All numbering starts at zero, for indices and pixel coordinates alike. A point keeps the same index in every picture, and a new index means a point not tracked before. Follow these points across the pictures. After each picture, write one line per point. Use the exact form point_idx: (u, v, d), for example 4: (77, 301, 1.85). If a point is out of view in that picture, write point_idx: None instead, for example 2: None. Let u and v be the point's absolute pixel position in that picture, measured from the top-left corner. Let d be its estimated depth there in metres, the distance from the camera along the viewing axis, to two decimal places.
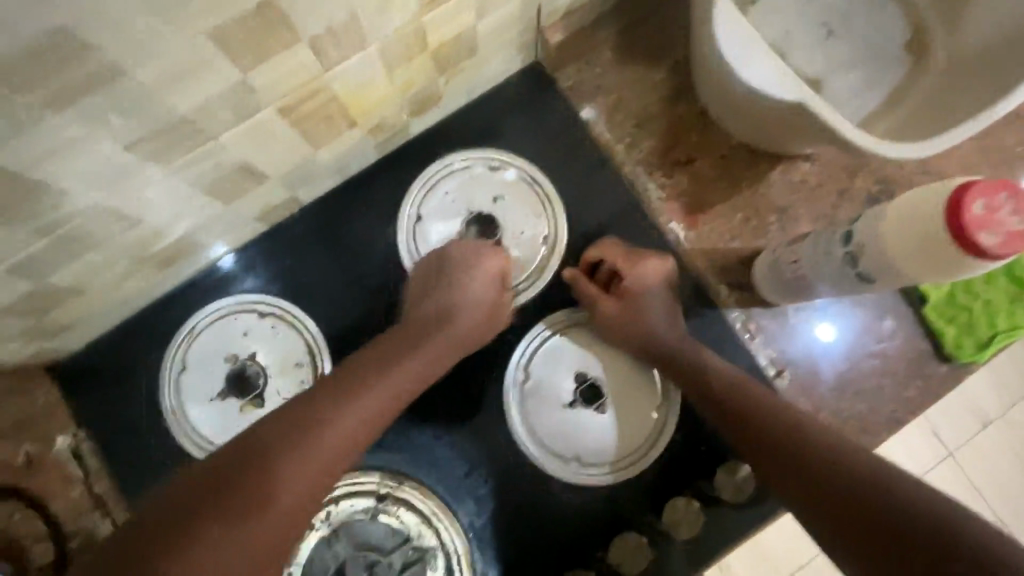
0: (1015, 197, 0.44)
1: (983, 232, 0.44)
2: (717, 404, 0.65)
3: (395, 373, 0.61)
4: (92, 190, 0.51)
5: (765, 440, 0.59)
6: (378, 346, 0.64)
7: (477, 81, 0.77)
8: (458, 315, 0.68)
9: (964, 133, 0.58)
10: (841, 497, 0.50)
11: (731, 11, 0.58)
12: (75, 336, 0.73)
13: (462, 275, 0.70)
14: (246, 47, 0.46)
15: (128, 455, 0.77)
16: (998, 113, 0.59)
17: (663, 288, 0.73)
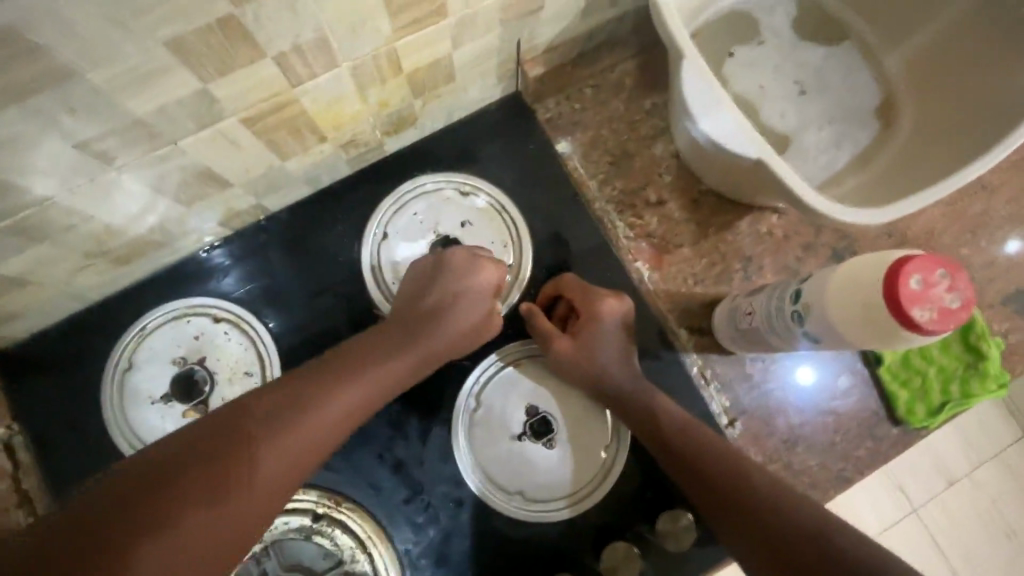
0: (951, 275, 0.45)
1: (918, 307, 0.45)
2: (669, 450, 0.65)
3: (378, 377, 0.59)
4: (40, 184, 0.50)
5: (715, 491, 0.60)
6: (366, 341, 0.62)
7: (456, 105, 0.78)
8: (438, 322, 0.65)
9: (914, 203, 0.60)
10: (789, 553, 0.51)
11: (699, 65, 0.59)
12: (20, 327, 0.71)
13: (455, 283, 0.67)
14: (208, 59, 0.47)
15: (64, 453, 0.74)
16: (949, 186, 0.60)
17: (619, 326, 0.72)
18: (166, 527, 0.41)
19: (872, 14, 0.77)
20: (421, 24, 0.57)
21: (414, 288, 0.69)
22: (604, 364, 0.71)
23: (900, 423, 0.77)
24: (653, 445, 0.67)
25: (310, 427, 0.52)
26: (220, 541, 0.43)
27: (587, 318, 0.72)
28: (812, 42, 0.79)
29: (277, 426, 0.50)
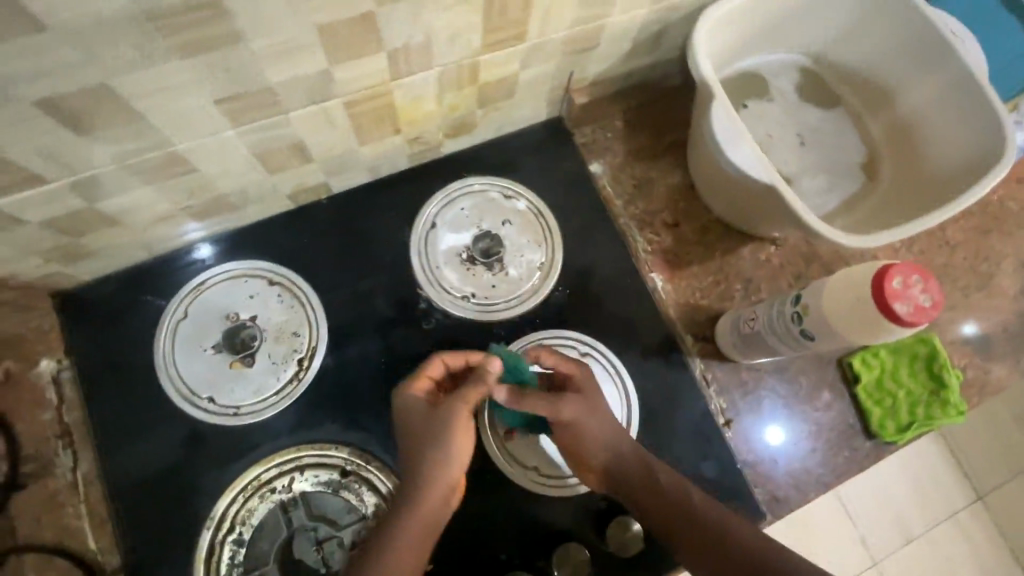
0: (923, 280, 0.56)
1: (899, 302, 0.56)
2: (656, 518, 0.67)
3: (442, 465, 0.64)
4: (172, 131, 0.58)
5: (709, 554, 0.63)
6: (417, 442, 0.65)
7: (508, 120, 0.89)
8: (436, 448, 0.64)
9: (886, 237, 0.73)
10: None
11: (726, 104, 0.71)
12: (91, 267, 0.77)
13: (420, 404, 0.68)
14: (341, 45, 0.56)
15: (104, 391, 0.77)
16: (913, 228, 0.74)
17: (592, 414, 0.68)
18: None
19: (863, 87, 0.92)
20: (502, 45, 0.68)
21: (402, 428, 0.68)
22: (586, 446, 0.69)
23: (872, 436, 0.87)
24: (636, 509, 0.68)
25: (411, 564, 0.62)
26: None
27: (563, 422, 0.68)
28: (811, 104, 0.94)
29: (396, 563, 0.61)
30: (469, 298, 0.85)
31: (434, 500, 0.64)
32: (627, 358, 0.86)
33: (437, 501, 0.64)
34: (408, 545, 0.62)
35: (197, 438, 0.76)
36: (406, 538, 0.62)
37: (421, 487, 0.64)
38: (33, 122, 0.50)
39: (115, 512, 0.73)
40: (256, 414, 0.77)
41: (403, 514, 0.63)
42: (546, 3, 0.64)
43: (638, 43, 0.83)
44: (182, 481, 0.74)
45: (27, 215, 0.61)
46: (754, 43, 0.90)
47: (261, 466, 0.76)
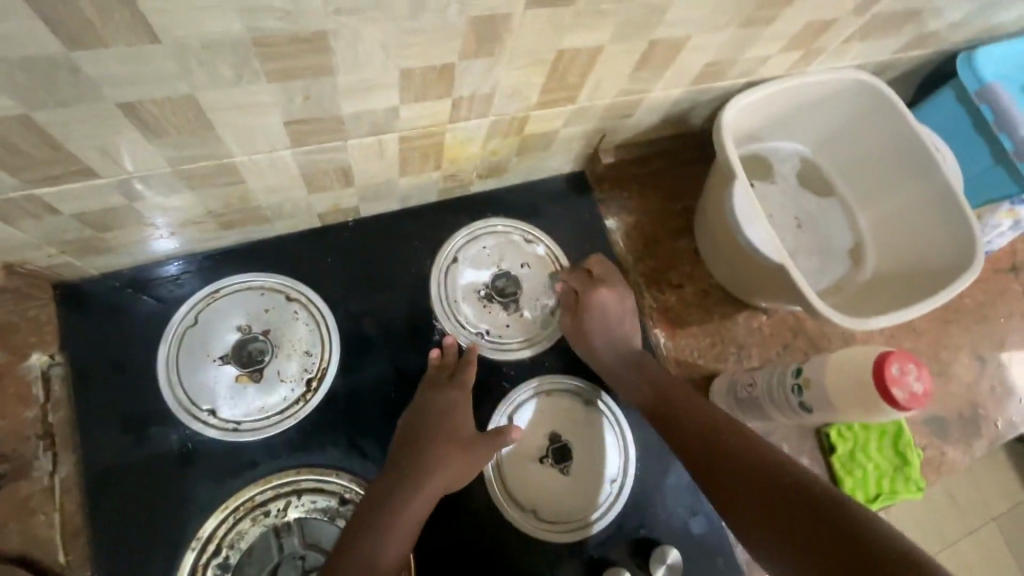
0: (917, 370, 0.64)
1: (897, 388, 0.62)
2: (690, 436, 0.73)
3: (460, 461, 0.74)
4: (236, 144, 0.59)
5: (737, 479, 0.66)
6: (443, 430, 0.75)
7: (537, 169, 0.93)
8: (459, 445, 0.75)
9: (873, 323, 0.80)
10: (806, 507, 0.59)
11: (745, 186, 0.78)
12: (104, 262, 0.75)
13: (446, 407, 0.77)
14: (417, 87, 0.60)
15: (105, 393, 0.75)
16: (896, 319, 0.82)
17: (616, 299, 0.86)
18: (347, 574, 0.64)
19: (853, 183, 1.02)
20: (553, 104, 0.73)
21: (422, 421, 0.76)
22: (611, 319, 0.85)
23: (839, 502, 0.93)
24: (665, 411, 0.77)
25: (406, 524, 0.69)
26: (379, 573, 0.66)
27: (591, 297, 0.86)
28: (807, 191, 1.03)
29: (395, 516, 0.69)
30: (483, 335, 0.87)
31: (437, 490, 0.72)
32: (629, 410, 0.88)
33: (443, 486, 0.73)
34: (412, 511, 0.70)
35: (192, 451, 0.74)
36: (412, 504, 0.70)
37: (431, 477, 0.72)
38: (109, 122, 0.50)
39: (93, 522, 0.71)
40: (258, 431, 0.76)
41: (408, 500, 0.70)
42: (600, 75, 0.70)
43: (666, 116, 0.89)
44: (174, 494, 0.73)
45: (63, 206, 0.60)
46: (764, 131, 0.99)
47: (257, 487, 0.74)
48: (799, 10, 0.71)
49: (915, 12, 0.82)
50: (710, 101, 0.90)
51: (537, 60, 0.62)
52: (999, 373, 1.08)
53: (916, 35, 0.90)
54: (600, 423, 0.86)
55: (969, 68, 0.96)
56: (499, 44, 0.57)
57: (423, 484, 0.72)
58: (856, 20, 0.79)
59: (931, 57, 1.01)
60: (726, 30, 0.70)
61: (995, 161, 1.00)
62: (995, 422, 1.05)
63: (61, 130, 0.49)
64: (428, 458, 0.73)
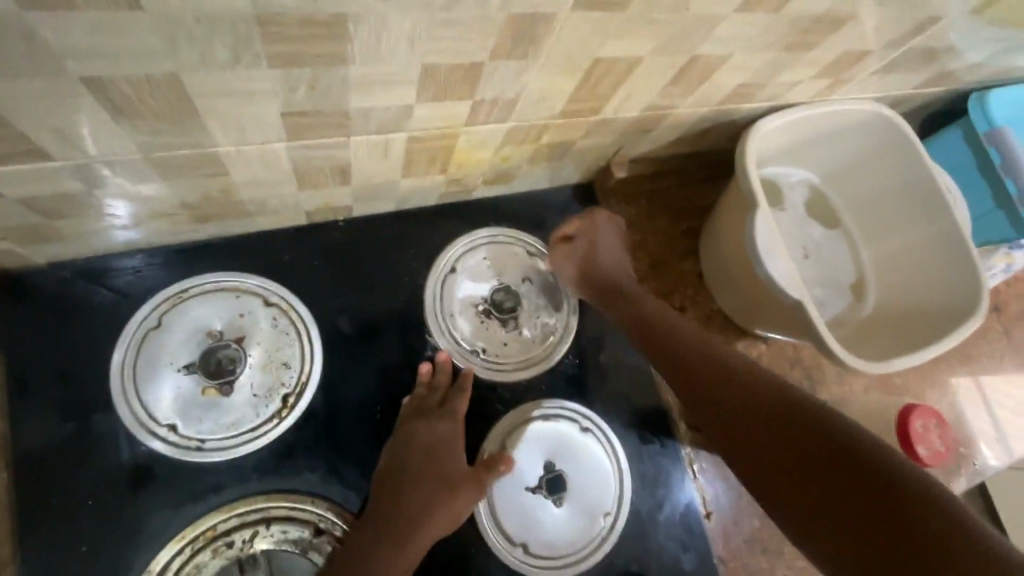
0: (924, 422, 0.78)
1: (918, 447, 0.77)
2: (705, 373, 0.69)
3: (451, 498, 0.70)
4: (222, 134, 0.51)
5: (753, 415, 0.62)
6: (428, 468, 0.70)
7: (546, 178, 0.87)
8: (448, 481, 0.71)
9: (876, 367, 0.79)
10: (831, 440, 0.55)
11: (767, 216, 0.76)
12: (52, 251, 0.65)
13: (431, 440, 0.71)
14: (436, 85, 0.53)
15: (47, 400, 0.66)
16: (896, 365, 0.81)
17: (614, 229, 0.86)
18: None
19: (860, 216, 1.01)
20: (577, 114, 0.68)
21: (406, 456, 0.70)
22: (609, 252, 0.84)
23: None
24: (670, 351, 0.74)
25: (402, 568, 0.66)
26: None
27: (588, 225, 0.85)
28: (814, 221, 1.01)
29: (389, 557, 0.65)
30: (478, 354, 0.81)
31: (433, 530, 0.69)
32: (626, 440, 0.84)
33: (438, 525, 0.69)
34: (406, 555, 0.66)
35: (146, 472, 0.66)
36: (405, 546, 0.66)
37: (426, 517, 0.68)
38: (72, 99, 0.41)
39: (24, 551, 0.62)
40: (224, 452, 0.68)
41: (399, 548, 0.66)
42: (632, 86, 0.65)
43: (685, 134, 0.85)
44: (124, 520, 0.64)
45: (5, 189, 0.50)
46: (778, 156, 0.96)
47: (220, 515, 0.66)
48: (840, 38, 0.68)
49: (945, 51, 0.80)
50: (732, 122, 0.85)
51: (572, 67, 0.56)
52: (978, 413, 1.10)
53: (938, 73, 0.89)
54: (597, 452, 0.82)
55: (981, 109, 0.95)
56: (535, 46, 0.51)
57: (414, 527, 0.67)
58: (889, 53, 0.76)
59: (945, 95, 1.00)
60: (767, 52, 0.65)
61: (996, 205, 0.99)
62: (971, 461, 1.07)
63: (9, 105, 0.40)
64: (415, 499, 0.68)
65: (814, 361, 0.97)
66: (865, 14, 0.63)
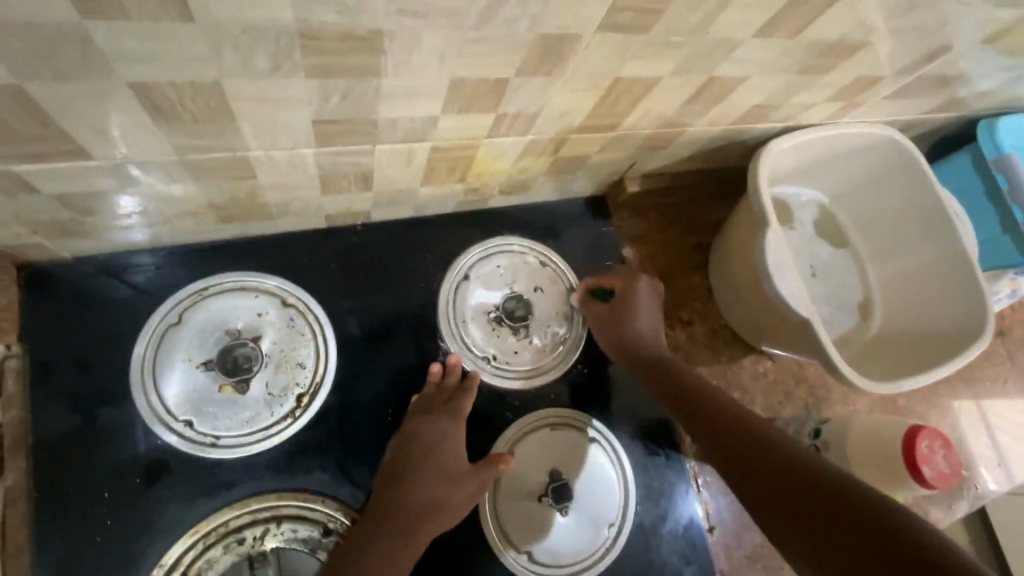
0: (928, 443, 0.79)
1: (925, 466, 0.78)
2: (716, 427, 0.70)
3: (450, 497, 0.69)
4: (255, 139, 0.53)
5: (764, 475, 0.63)
6: (429, 464, 0.70)
7: (561, 190, 0.88)
8: (449, 479, 0.70)
9: (882, 387, 0.80)
10: (857, 513, 0.55)
11: (778, 234, 0.78)
12: (79, 245, 0.66)
13: (435, 437, 0.72)
14: (463, 99, 0.55)
15: (68, 391, 0.67)
16: (903, 387, 0.82)
17: (653, 293, 0.83)
18: None
19: (868, 237, 1.02)
20: (595, 129, 0.69)
21: (410, 452, 0.70)
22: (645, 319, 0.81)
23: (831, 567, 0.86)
24: (681, 398, 0.75)
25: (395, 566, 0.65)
26: None
27: (630, 291, 0.83)
28: (823, 240, 1.02)
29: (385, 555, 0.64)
30: (490, 361, 0.82)
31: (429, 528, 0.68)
32: (632, 451, 0.85)
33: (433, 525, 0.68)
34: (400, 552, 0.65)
35: (161, 465, 0.67)
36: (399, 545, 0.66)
37: (424, 515, 0.68)
38: (118, 102, 0.43)
39: (39, 539, 0.63)
40: (238, 449, 0.69)
41: (399, 543, 0.66)
42: (650, 104, 0.66)
43: (698, 151, 0.87)
44: (138, 513, 0.66)
45: (43, 185, 0.52)
46: (789, 175, 0.97)
47: (231, 511, 0.67)
48: (854, 64, 0.69)
49: (956, 78, 0.82)
50: (746, 140, 0.87)
51: (594, 85, 0.58)
52: (981, 436, 1.10)
53: (949, 100, 0.90)
54: (603, 462, 0.83)
55: (990, 137, 0.97)
56: (560, 65, 0.53)
57: (414, 525, 0.67)
58: (901, 80, 0.78)
59: (954, 121, 1.02)
60: (782, 75, 0.67)
61: (1003, 231, 1.00)
62: (973, 484, 1.07)
63: (57, 106, 0.42)
64: (416, 494, 0.68)
65: (819, 379, 0.98)
66: (879, 41, 0.65)
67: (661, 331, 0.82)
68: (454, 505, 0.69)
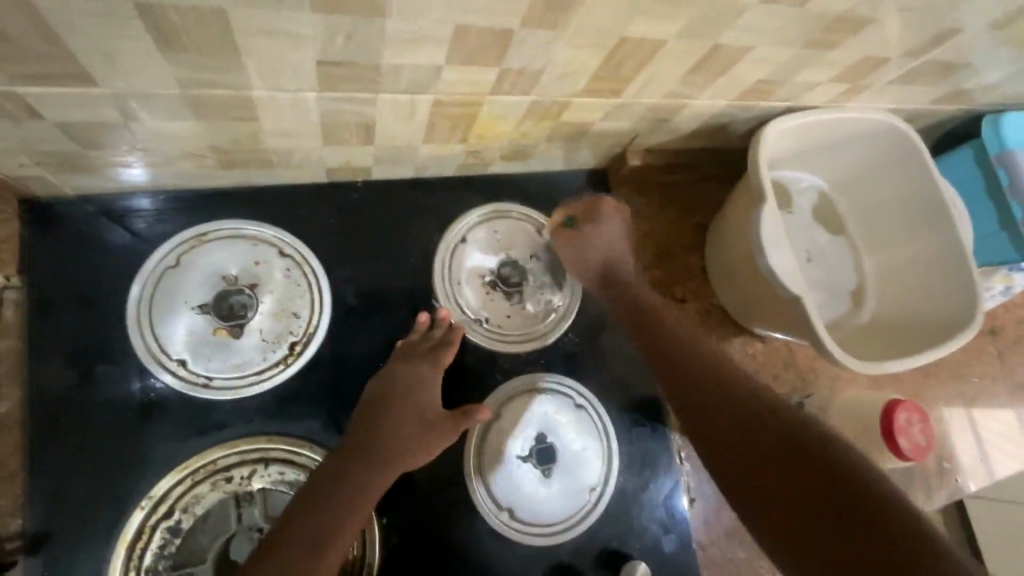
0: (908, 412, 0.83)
1: (904, 438, 0.82)
2: (728, 417, 0.66)
3: (413, 443, 0.70)
4: (258, 75, 0.53)
5: (817, 516, 0.56)
6: (398, 408, 0.70)
7: (562, 161, 0.89)
8: (417, 426, 0.70)
9: (870, 366, 0.81)
10: (797, 448, 0.61)
11: (774, 210, 0.78)
12: (81, 182, 0.67)
13: (410, 382, 0.72)
14: (465, 49, 0.55)
15: (65, 329, 0.68)
16: (889, 367, 0.82)
17: (619, 215, 0.86)
18: (285, 541, 0.61)
19: (864, 226, 1.02)
20: (598, 94, 0.69)
21: (385, 394, 0.71)
22: (613, 240, 0.85)
23: None
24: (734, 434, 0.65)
25: (352, 505, 0.64)
26: (316, 543, 0.61)
27: (592, 209, 0.86)
28: (821, 226, 1.03)
29: (342, 495, 0.64)
30: (481, 322, 0.83)
31: (390, 471, 0.68)
32: (618, 420, 0.86)
33: (395, 466, 0.68)
34: (360, 492, 0.65)
35: (153, 403, 0.68)
36: (360, 484, 0.66)
37: (384, 459, 0.67)
38: (124, 25, 0.44)
39: (31, 466, 0.64)
40: (229, 391, 0.70)
41: (367, 477, 0.66)
42: (654, 71, 0.66)
43: (701, 127, 0.87)
44: (128, 447, 0.67)
45: (46, 110, 0.52)
46: (790, 159, 0.97)
47: (220, 450, 0.69)
48: (861, 42, 0.70)
49: (963, 66, 0.82)
50: (749, 119, 0.87)
51: (598, 43, 0.59)
52: (963, 436, 1.11)
53: (953, 91, 0.90)
54: (587, 427, 0.84)
55: (994, 132, 0.96)
56: (564, 17, 0.54)
57: (375, 465, 0.67)
58: (906, 64, 0.78)
59: (960, 114, 1.02)
60: (787, 49, 0.67)
61: (1000, 227, 1.01)
62: (954, 477, 1.09)
63: (66, 26, 0.43)
64: (388, 433, 0.69)
65: (809, 364, 0.98)
66: (887, 18, 0.65)
67: (624, 248, 0.85)
68: (414, 449, 0.69)
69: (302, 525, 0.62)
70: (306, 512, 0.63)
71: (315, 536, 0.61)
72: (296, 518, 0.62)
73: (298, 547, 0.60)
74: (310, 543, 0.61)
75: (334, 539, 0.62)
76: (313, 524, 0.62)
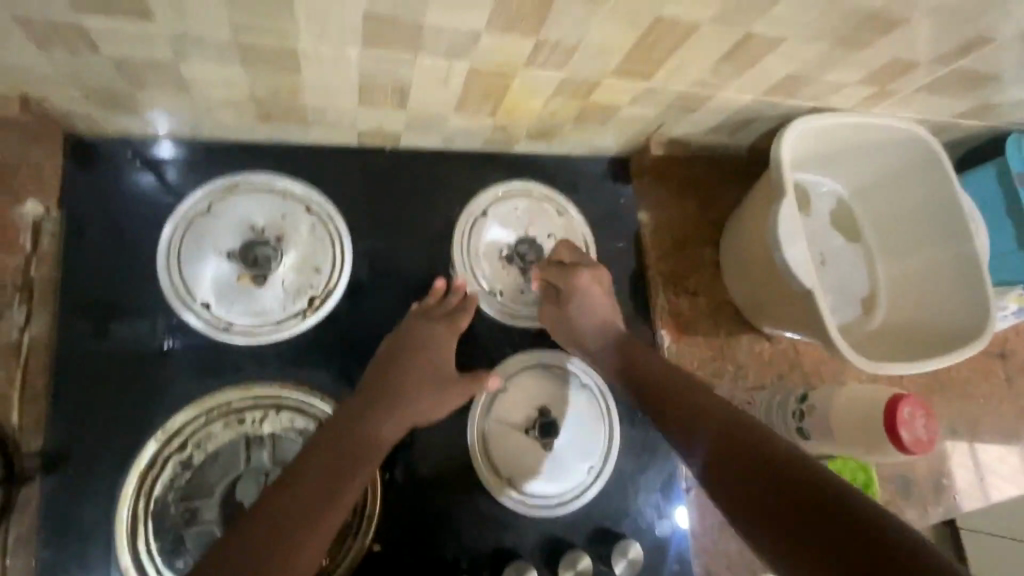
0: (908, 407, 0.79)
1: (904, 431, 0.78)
2: (701, 428, 0.67)
3: (424, 400, 0.71)
4: (307, 25, 0.55)
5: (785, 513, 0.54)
6: (412, 365, 0.72)
7: (586, 144, 0.90)
8: (430, 383, 0.72)
9: (880, 367, 0.81)
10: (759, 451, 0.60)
11: (791, 204, 0.80)
12: (124, 122, 0.70)
13: (425, 340, 0.74)
14: (505, 16, 0.57)
15: (98, 261, 0.70)
16: (897, 369, 0.83)
17: (596, 282, 0.82)
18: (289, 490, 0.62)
19: (882, 234, 1.03)
20: (629, 76, 0.71)
21: (399, 350, 0.73)
22: (596, 319, 0.81)
23: None
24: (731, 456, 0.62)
25: (360, 454, 0.66)
26: (320, 492, 0.62)
27: (570, 287, 0.81)
28: (837, 231, 1.03)
29: (349, 443, 0.66)
30: (494, 294, 0.85)
31: (401, 424, 0.69)
32: (621, 403, 0.86)
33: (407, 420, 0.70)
34: (371, 443, 0.67)
35: (174, 340, 0.71)
36: (369, 435, 0.67)
37: (396, 412, 0.69)
38: None
39: (55, 388, 0.67)
40: (247, 337, 0.73)
41: (376, 426, 0.68)
42: (684, 56, 0.68)
43: (725, 122, 0.88)
44: (147, 380, 0.69)
45: (104, 44, 0.55)
46: (812, 162, 0.98)
47: (235, 392, 0.71)
48: (891, 42, 0.71)
49: (991, 79, 0.82)
50: (774, 117, 0.88)
51: (634, 21, 0.60)
52: (966, 454, 1.11)
53: (981, 105, 0.91)
54: (590, 406, 0.85)
55: (1018, 151, 0.98)
56: None
57: (386, 418, 0.68)
58: (935, 72, 0.79)
59: (987, 131, 1.02)
60: (818, 44, 0.69)
61: (1018, 245, 1.00)
62: (952, 496, 1.08)
63: None
64: (401, 387, 0.70)
65: (814, 366, 0.99)
66: (918, 20, 0.66)
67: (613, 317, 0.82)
68: (426, 405, 0.71)
69: (306, 475, 0.63)
70: (312, 461, 0.64)
71: (320, 485, 0.63)
72: (302, 468, 0.63)
73: (303, 494, 0.61)
74: (315, 492, 0.62)
75: (342, 487, 0.63)
76: (317, 471, 0.63)
